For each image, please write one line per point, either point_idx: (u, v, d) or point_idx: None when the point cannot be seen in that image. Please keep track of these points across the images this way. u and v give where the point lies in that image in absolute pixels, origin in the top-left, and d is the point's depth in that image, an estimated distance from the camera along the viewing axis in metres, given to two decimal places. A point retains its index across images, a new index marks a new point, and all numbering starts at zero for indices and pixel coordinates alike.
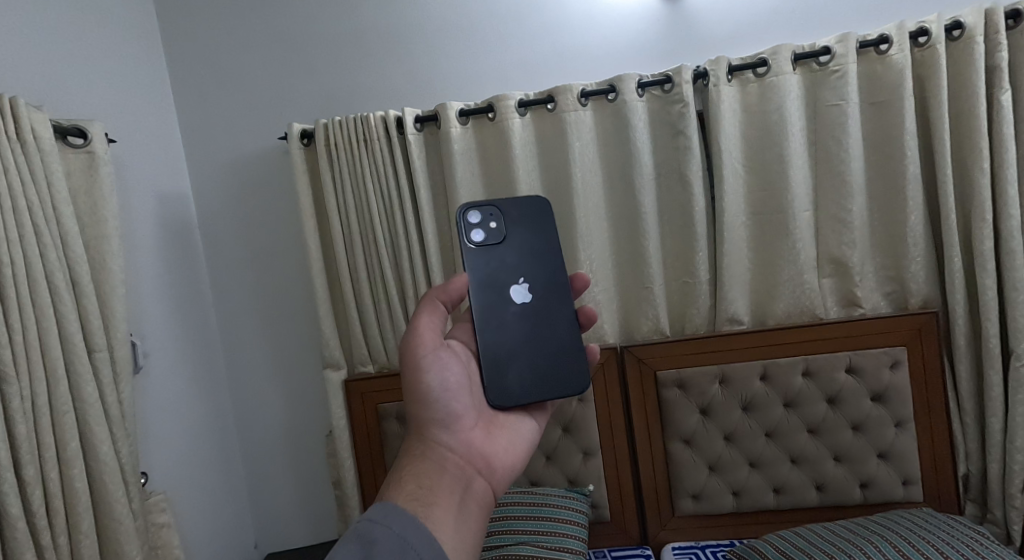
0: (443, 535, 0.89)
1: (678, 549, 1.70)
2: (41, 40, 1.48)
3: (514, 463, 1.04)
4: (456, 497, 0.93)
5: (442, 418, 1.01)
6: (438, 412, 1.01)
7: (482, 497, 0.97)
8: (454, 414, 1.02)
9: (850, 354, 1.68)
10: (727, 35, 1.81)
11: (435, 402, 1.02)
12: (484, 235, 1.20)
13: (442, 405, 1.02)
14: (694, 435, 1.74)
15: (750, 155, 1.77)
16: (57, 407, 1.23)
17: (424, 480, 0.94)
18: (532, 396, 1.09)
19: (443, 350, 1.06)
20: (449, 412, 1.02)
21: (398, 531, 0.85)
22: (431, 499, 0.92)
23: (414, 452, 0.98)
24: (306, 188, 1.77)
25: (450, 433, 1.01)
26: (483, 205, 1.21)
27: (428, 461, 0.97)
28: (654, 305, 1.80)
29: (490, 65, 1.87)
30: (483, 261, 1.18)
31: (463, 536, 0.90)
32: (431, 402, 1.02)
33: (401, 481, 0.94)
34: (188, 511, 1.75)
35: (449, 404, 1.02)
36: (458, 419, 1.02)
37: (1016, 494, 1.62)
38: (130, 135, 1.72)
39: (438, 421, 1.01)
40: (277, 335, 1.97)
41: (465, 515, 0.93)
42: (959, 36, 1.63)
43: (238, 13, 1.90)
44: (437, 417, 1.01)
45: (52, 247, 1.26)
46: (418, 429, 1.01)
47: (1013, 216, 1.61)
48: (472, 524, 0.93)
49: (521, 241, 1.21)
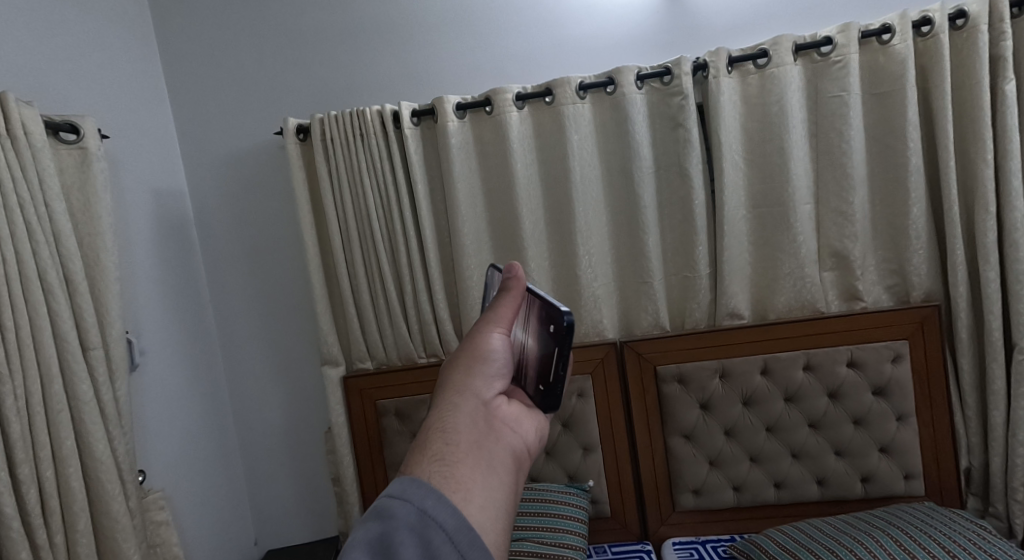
0: (469, 496, 0.74)
1: (679, 545, 1.69)
2: (33, 36, 1.47)
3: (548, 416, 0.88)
4: (485, 453, 0.77)
5: (476, 364, 0.83)
6: (471, 356, 0.84)
7: (517, 450, 0.80)
8: (490, 368, 0.83)
9: (851, 348, 1.67)
10: (726, 27, 1.79)
11: (475, 353, 0.83)
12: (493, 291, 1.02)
13: (477, 352, 0.84)
14: (694, 430, 1.73)
15: (750, 147, 1.75)
16: (51, 405, 1.22)
17: (449, 436, 0.77)
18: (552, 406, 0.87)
19: (532, 319, 0.91)
20: (486, 363, 0.83)
21: (417, 502, 0.73)
22: (456, 460, 0.76)
23: (443, 399, 0.81)
24: (301, 182, 1.75)
25: (484, 380, 0.82)
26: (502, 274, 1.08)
27: (458, 409, 0.79)
28: (654, 299, 1.78)
29: (485, 58, 1.85)
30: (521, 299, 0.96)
31: (494, 503, 0.75)
32: (473, 355, 0.84)
33: (424, 438, 0.78)
34: (187, 505, 1.74)
35: (483, 351, 0.84)
36: (494, 371, 0.83)
37: (1019, 488, 1.61)
38: (123, 129, 1.70)
39: (470, 371, 0.82)
40: (276, 330, 1.96)
41: (496, 472, 0.76)
42: (962, 26, 1.61)
43: (231, 7, 1.88)
44: (472, 368, 0.83)
45: (44, 243, 1.24)
46: (450, 371, 0.83)
47: (1016, 207, 1.59)
48: (505, 482, 0.77)
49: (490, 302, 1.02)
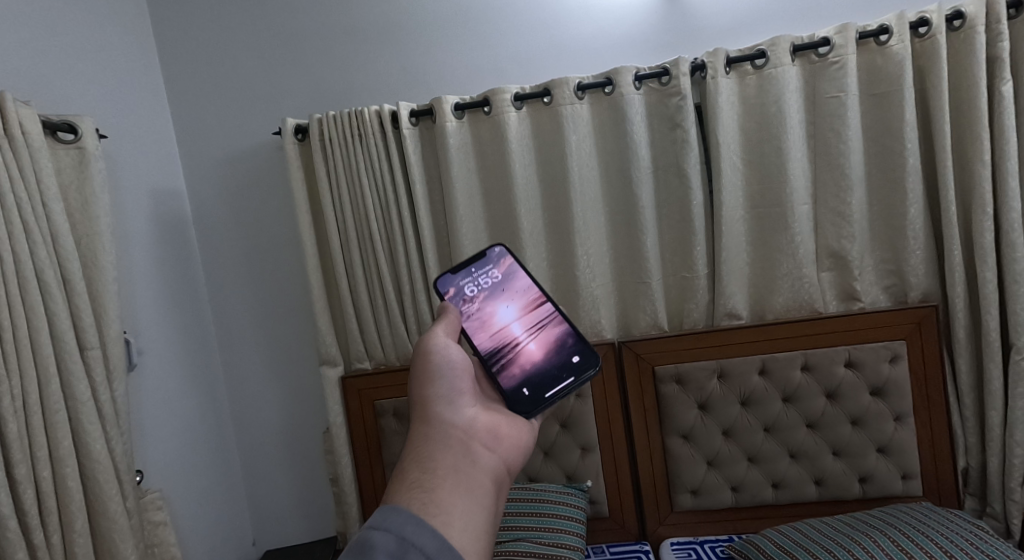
0: (451, 518, 0.84)
1: (678, 545, 1.69)
2: (30, 34, 1.46)
3: (519, 437, 1.02)
4: (464, 476, 0.89)
5: (440, 395, 0.99)
6: (439, 389, 0.99)
7: (491, 472, 0.92)
8: (456, 393, 1.00)
9: (849, 348, 1.67)
10: (723, 28, 1.79)
11: (438, 381, 1.00)
12: (485, 281, 1.24)
13: (442, 382, 1.00)
14: (692, 431, 1.73)
15: (749, 147, 1.75)
16: (48, 406, 1.22)
17: (428, 463, 0.90)
18: (533, 401, 1.09)
19: (554, 344, 1.18)
20: (452, 389, 1.00)
21: (398, 531, 0.80)
22: (436, 483, 0.87)
23: (418, 433, 0.95)
24: (299, 181, 1.75)
25: (453, 411, 0.98)
26: (489, 260, 1.26)
27: (434, 439, 0.93)
28: (652, 299, 1.78)
29: (482, 59, 1.86)
30: (524, 301, 1.22)
31: (473, 520, 0.85)
32: (437, 380, 1.00)
33: (405, 468, 0.90)
34: (184, 505, 1.74)
35: (450, 382, 1.00)
36: (460, 397, 1.00)
37: (1017, 488, 1.61)
38: (119, 128, 1.69)
39: (440, 401, 0.98)
40: (274, 330, 1.95)
41: (474, 492, 0.88)
42: (959, 26, 1.61)
43: (229, 7, 1.88)
44: (441, 395, 0.99)
45: (41, 244, 1.24)
46: (420, 408, 0.98)
47: (1013, 208, 1.59)
48: (483, 502, 0.88)
49: (483, 281, 1.24)
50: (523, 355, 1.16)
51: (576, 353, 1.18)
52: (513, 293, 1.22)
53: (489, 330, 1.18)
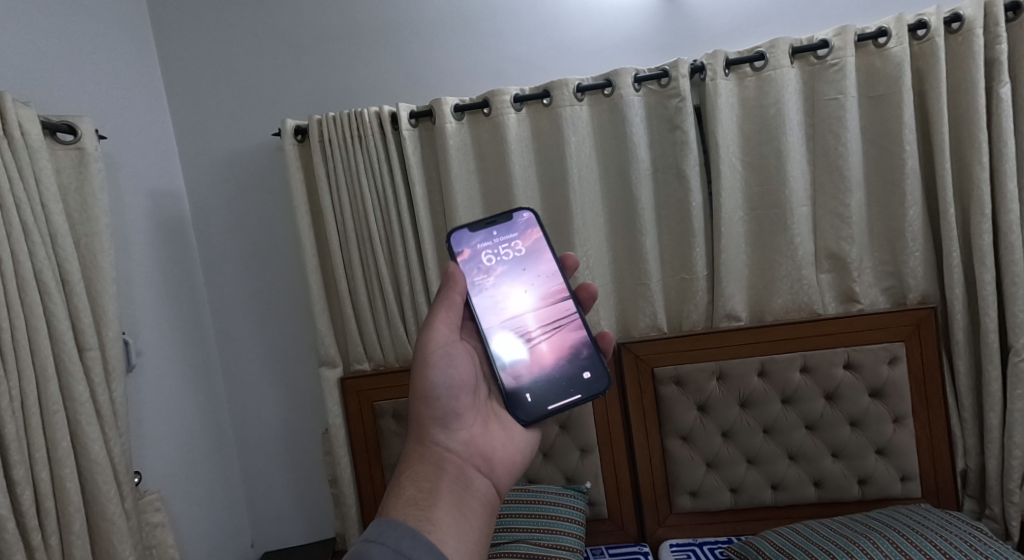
0: (443, 536, 0.93)
1: (676, 546, 1.69)
2: (30, 34, 1.46)
3: (512, 454, 1.08)
4: (458, 498, 0.97)
5: (437, 415, 1.04)
6: (437, 408, 1.05)
7: (482, 494, 1.00)
8: (453, 412, 1.05)
9: (848, 349, 1.67)
10: (722, 31, 1.80)
11: (437, 400, 1.05)
12: (507, 252, 1.22)
13: (440, 401, 1.05)
14: (691, 432, 1.73)
15: (748, 149, 1.76)
16: (47, 406, 1.22)
17: (424, 483, 0.98)
18: (531, 411, 1.11)
19: (567, 350, 1.17)
20: (449, 408, 1.05)
21: (393, 544, 0.87)
22: (432, 503, 0.95)
23: (416, 453, 1.02)
24: (298, 181, 1.75)
25: (449, 433, 1.04)
26: (513, 226, 1.24)
27: (430, 460, 1.01)
28: (651, 301, 1.79)
29: (482, 61, 1.86)
30: (541, 288, 1.20)
31: (465, 538, 0.94)
32: (436, 399, 1.05)
33: (402, 487, 0.98)
34: (183, 506, 1.74)
35: (447, 401, 1.05)
36: (457, 416, 1.05)
37: (1016, 490, 1.61)
38: (119, 129, 1.69)
39: (437, 421, 1.04)
40: (274, 331, 1.95)
41: (466, 513, 0.96)
42: (958, 29, 1.62)
43: (229, 8, 1.88)
44: (438, 415, 1.04)
45: (41, 244, 1.24)
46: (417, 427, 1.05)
47: (1012, 211, 1.59)
48: (475, 522, 0.97)
49: (505, 252, 1.22)
50: (532, 352, 1.16)
51: (587, 368, 1.16)
52: (533, 278, 1.21)
53: (501, 314, 1.17)
